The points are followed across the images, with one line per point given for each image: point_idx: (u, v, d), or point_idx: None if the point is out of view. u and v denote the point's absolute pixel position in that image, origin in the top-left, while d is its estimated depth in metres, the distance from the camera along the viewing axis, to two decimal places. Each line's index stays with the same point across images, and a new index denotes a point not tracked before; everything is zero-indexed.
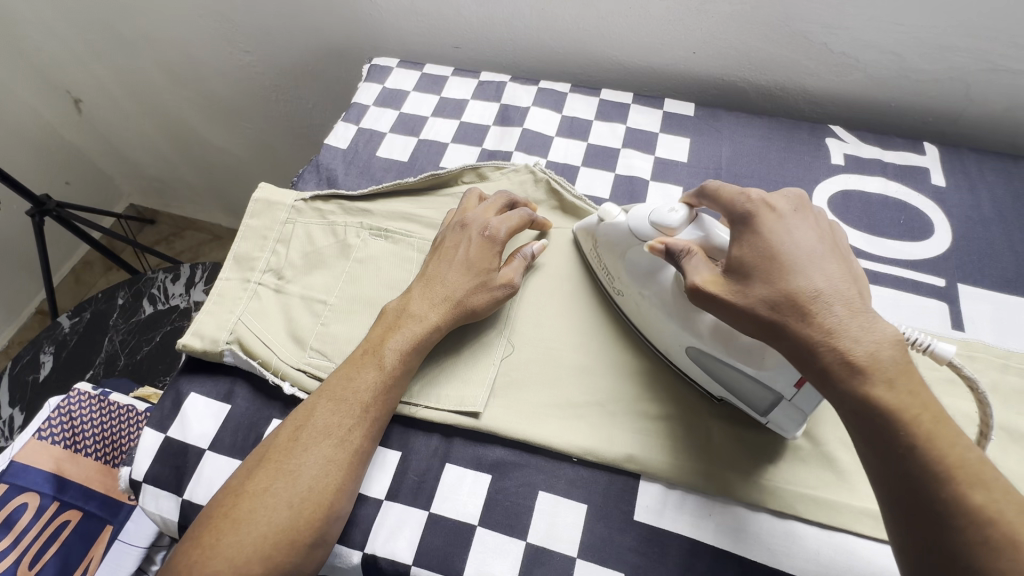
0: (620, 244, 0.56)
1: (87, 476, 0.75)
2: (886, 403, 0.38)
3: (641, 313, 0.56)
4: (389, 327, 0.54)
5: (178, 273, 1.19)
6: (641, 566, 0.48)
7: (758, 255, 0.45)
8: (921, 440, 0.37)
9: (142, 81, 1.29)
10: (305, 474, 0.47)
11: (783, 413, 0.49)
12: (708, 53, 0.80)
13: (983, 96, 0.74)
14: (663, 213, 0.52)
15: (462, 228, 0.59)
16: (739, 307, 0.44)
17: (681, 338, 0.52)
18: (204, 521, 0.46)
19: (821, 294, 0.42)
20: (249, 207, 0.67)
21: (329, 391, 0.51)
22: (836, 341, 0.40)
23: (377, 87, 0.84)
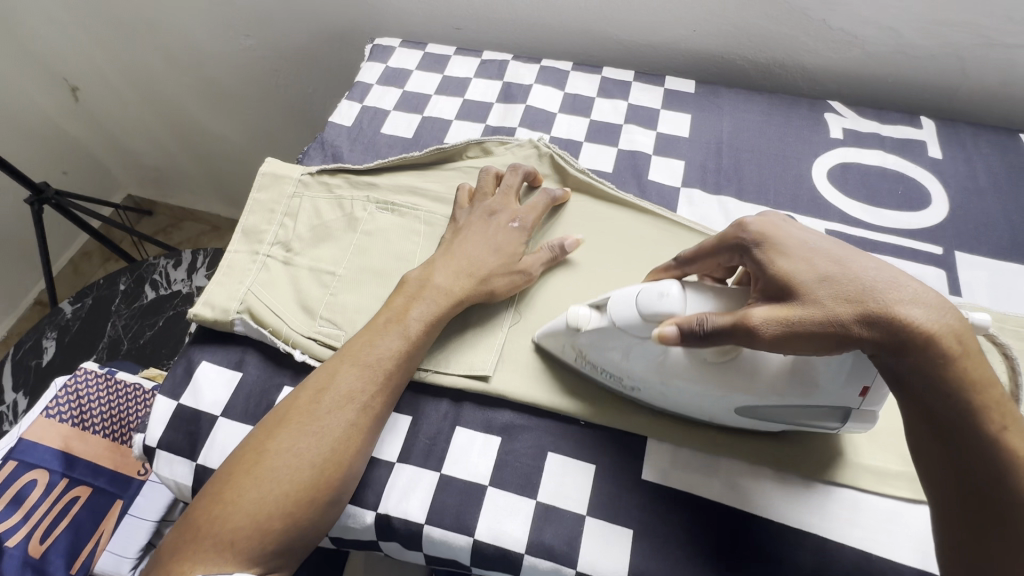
0: (614, 344, 0.49)
1: (96, 453, 0.75)
2: (981, 384, 0.36)
3: (672, 397, 0.50)
4: (411, 297, 0.55)
5: (179, 258, 1.19)
6: (649, 522, 0.49)
7: (804, 259, 0.40)
8: (1008, 423, 0.36)
9: (141, 68, 1.28)
10: (330, 436, 0.48)
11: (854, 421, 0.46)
12: (708, 31, 0.81)
13: (978, 71, 0.75)
14: (651, 298, 0.44)
15: (489, 214, 0.60)
16: (820, 318, 0.38)
17: (728, 402, 0.47)
18: (223, 475, 0.47)
19: (886, 279, 0.38)
20: (256, 181, 0.67)
21: (352, 354, 0.51)
22: (927, 315, 0.36)
23: (380, 66, 0.84)
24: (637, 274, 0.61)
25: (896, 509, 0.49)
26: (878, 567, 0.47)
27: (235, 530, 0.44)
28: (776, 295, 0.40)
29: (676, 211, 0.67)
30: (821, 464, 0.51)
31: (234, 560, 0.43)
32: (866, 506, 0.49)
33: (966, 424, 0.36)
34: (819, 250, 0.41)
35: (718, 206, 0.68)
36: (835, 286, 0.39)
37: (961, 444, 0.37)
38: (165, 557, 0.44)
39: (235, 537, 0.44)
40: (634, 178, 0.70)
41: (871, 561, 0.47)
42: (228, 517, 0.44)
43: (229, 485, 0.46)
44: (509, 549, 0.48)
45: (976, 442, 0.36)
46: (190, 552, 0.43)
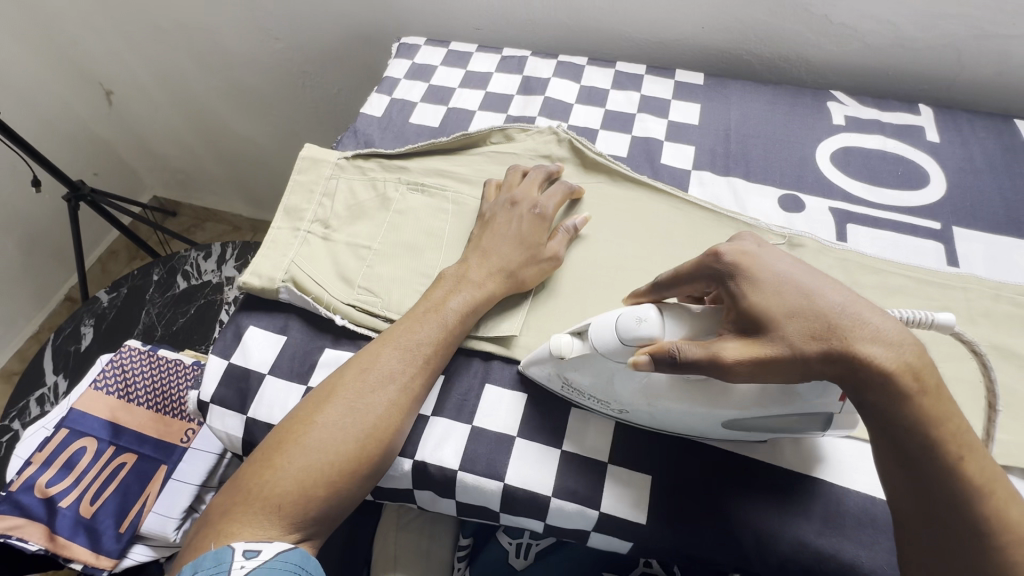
0: (597, 372, 0.49)
1: (142, 423, 0.80)
2: (939, 415, 0.37)
3: (658, 415, 0.51)
4: (450, 289, 0.58)
5: (209, 251, 1.24)
6: (668, 468, 0.53)
7: (773, 294, 0.41)
8: (967, 455, 0.38)
9: (175, 73, 1.35)
10: (372, 413, 0.50)
11: (841, 422, 0.48)
12: (715, 28, 0.86)
13: (974, 62, 0.79)
14: (629, 323, 0.45)
15: (512, 206, 0.63)
16: (787, 358, 0.39)
17: (713, 417, 0.48)
18: (273, 443, 0.49)
19: (847, 308, 0.39)
20: (295, 164, 0.72)
21: (394, 339, 0.54)
22: (884, 352, 0.37)
23: (407, 63, 0.90)
24: (652, 248, 0.65)
25: None
26: (882, 509, 0.50)
27: (284, 493, 0.46)
28: (746, 327, 0.41)
29: (688, 191, 0.72)
30: None
31: (278, 524, 0.46)
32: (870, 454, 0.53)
33: (926, 455, 0.38)
34: (790, 283, 0.41)
35: (727, 186, 0.72)
36: (804, 321, 0.39)
37: (922, 468, 0.38)
38: (213, 518, 0.47)
39: (281, 501, 0.46)
40: (647, 161, 0.75)
41: (874, 503, 0.51)
42: (277, 484, 0.46)
43: (277, 452, 0.48)
44: (537, 493, 0.52)
45: (937, 473, 0.38)
46: (239, 513, 0.46)
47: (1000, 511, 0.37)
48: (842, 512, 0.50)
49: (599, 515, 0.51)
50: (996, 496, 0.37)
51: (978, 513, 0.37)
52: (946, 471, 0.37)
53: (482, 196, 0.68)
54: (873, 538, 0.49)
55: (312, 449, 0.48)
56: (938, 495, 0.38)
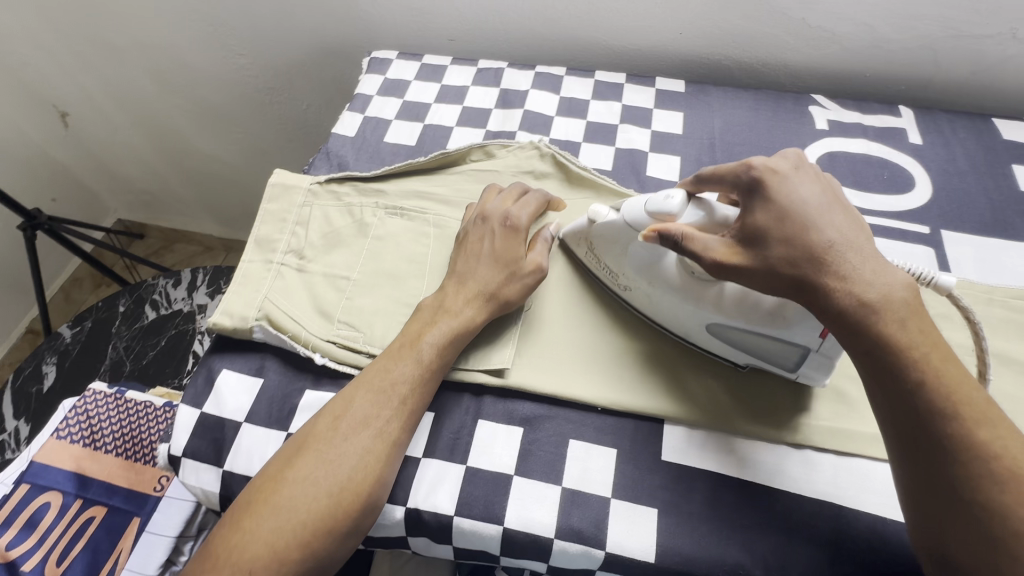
0: (619, 240, 0.57)
1: (110, 473, 0.74)
2: (899, 340, 0.40)
3: (654, 301, 0.57)
4: (426, 323, 0.55)
5: (178, 278, 1.19)
6: (672, 500, 0.51)
7: (772, 213, 0.45)
8: (933, 378, 0.39)
9: (134, 91, 1.28)
10: (347, 464, 0.47)
11: (813, 364, 0.51)
12: (693, 34, 0.84)
13: (950, 62, 0.79)
14: (658, 201, 0.52)
15: (484, 221, 0.60)
16: (761, 270, 0.45)
17: (701, 315, 0.53)
18: (242, 503, 0.46)
19: (833, 245, 0.43)
20: (265, 192, 0.68)
21: (366, 381, 0.51)
22: (845, 283, 0.42)
23: (379, 78, 0.86)
24: None
25: None
26: (894, 531, 0.49)
27: (253, 559, 0.43)
28: (741, 238, 0.46)
29: None
30: (831, 435, 0.53)
31: None
32: (878, 473, 0.51)
33: (889, 382, 0.40)
34: (796, 212, 0.45)
35: None
36: (790, 249, 0.44)
37: (892, 391, 0.40)
38: None
39: (252, 567, 0.43)
40: (633, 174, 0.73)
41: (885, 524, 0.49)
42: (246, 548, 0.43)
43: (246, 514, 0.45)
44: (539, 535, 0.49)
45: (902, 400, 0.40)
46: None
47: (967, 434, 0.38)
48: (854, 538, 0.49)
49: (605, 555, 0.49)
50: (966, 420, 0.38)
51: (945, 437, 0.38)
52: (913, 394, 0.39)
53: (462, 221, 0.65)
54: (888, 564, 0.47)
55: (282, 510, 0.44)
56: (906, 422, 0.40)
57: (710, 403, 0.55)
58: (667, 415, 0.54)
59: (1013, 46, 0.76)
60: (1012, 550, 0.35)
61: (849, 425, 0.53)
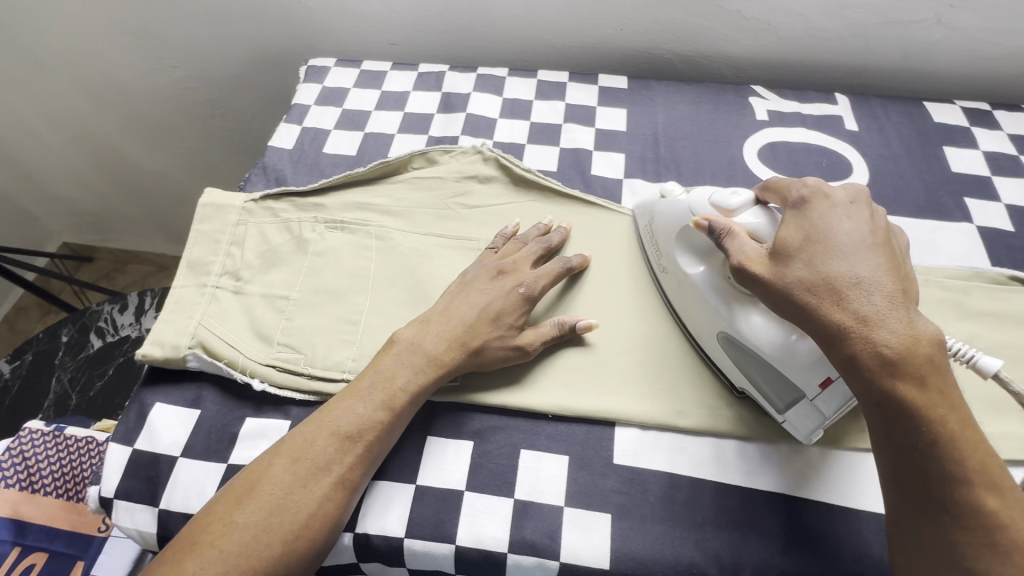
0: (674, 222, 0.57)
1: (51, 515, 0.70)
2: (915, 395, 0.38)
3: (682, 292, 0.56)
4: (399, 361, 0.52)
5: (125, 302, 1.15)
6: (626, 504, 0.50)
7: (803, 234, 0.45)
8: (950, 441, 0.37)
9: (67, 109, 1.20)
10: (302, 512, 0.45)
11: (802, 414, 0.49)
12: (633, 29, 0.84)
13: (882, 49, 0.81)
14: (723, 197, 0.53)
15: (499, 276, 0.57)
16: (773, 289, 0.44)
17: (715, 321, 0.52)
18: (184, 546, 0.43)
19: (860, 281, 0.41)
20: (196, 213, 0.65)
21: (333, 422, 0.49)
22: (864, 321, 0.39)
23: (317, 87, 0.84)
24: (593, 274, 0.62)
25: (847, 458, 0.52)
26: (842, 517, 0.49)
27: None
28: (768, 253, 0.46)
29: (621, 202, 0.69)
30: (778, 425, 0.53)
31: None
32: (824, 460, 0.52)
33: (899, 433, 0.39)
34: (829, 240, 0.44)
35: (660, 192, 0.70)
36: (811, 276, 0.42)
37: (899, 444, 0.39)
38: None
39: None
40: (578, 174, 0.72)
41: (832, 511, 0.50)
42: None
43: (190, 558, 0.42)
44: (492, 551, 0.48)
45: (911, 452, 0.38)
46: None
47: (971, 498, 0.37)
48: (803, 526, 0.49)
49: (559, 565, 0.48)
50: (975, 486, 0.37)
51: (949, 495, 0.37)
52: (919, 450, 0.38)
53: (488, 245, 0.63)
54: (836, 550, 0.48)
55: (231, 557, 0.42)
56: (907, 472, 0.39)
57: (655, 404, 0.54)
58: (616, 417, 0.54)
59: (939, 30, 0.77)
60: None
61: None
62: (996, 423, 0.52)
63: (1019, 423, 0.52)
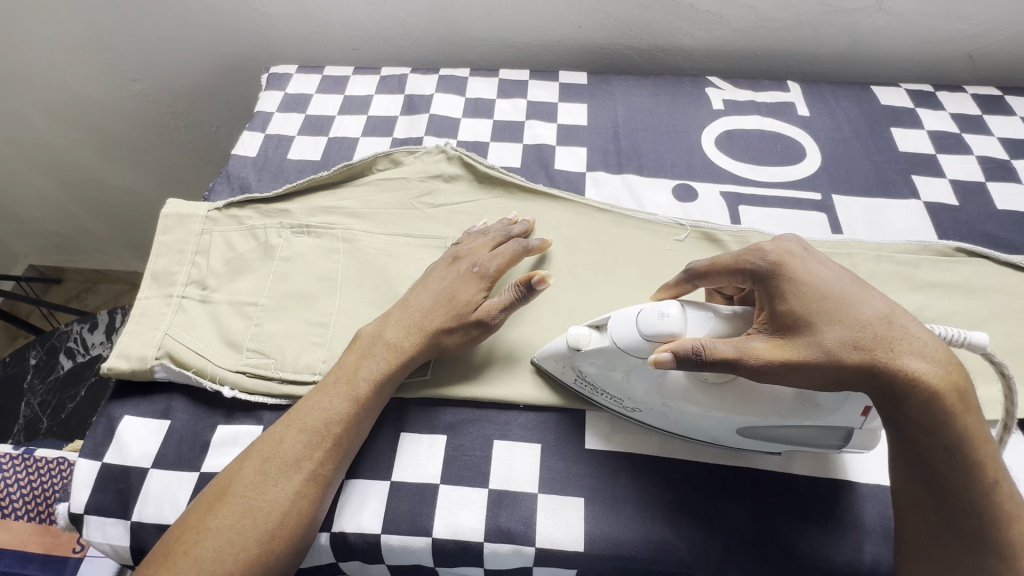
0: (616, 367, 0.48)
1: (24, 539, 0.69)
2: (975, 424, 0.38)
3: (674, 416, 0.50)
4: (363, 354, 0.53)
5: (95, 321, 1.13)
6: (598, 487, 0.52)
7: (809, 296, 0.41)
8: (995, 476, 0.38)
9: (25, 130, 1.17)
10: (275, 509, 0.45)
11: (858, 442, 0.47)
12: (591, 26, 0.86)
13: (829, 37, 0.84)
14: (652, 319, 0.45)
15: (454, 262, 0.58)
16: (822, 360, 0.39)
17: (729, 424, 0.48)
18: (159, 554, 0.43)
19: (891, 319, 0.39)
20: (159, 224, 0.65)
21: (299, 419, 0.49)
22: (926, 366, 0.37)
23: (279, 94, 0.84)
24: (559, 266, 0.63)
25: None
26: (806, 486, 0.51)
27: None
28: (779, 331, 0.41)
29: (585, 195, 0.71)
30: None
31: None
32: None
33: (959, 479, 0.38)
34: (834, 291, 0.41)
35: (622, 184, 0.72)
36: (850, 331, 0.39)
37: (966, 485, 0.38)
38: None
39: None
40: (542, 169, 0.73)
41: (797, 479, 0.51)
42: None
43: (166, 566, 0.42)
44: (468, 541, 0.49)
45: (967, 495, 0.38)
46: None
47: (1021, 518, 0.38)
48: (770, 497, 0.51)
49: (535, 550, 0.49)
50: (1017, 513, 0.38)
51: (1006, 533, 0.38)
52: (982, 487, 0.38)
53: (430, 268, 0.60)
54: (802, 518, 0.50)
55: (205, 560, 0.42)
56: (971, 513, 0.38)
57: None
58: (585, 404, 0.55)
59: (881, 17, 0.81)
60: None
61: None
62: None
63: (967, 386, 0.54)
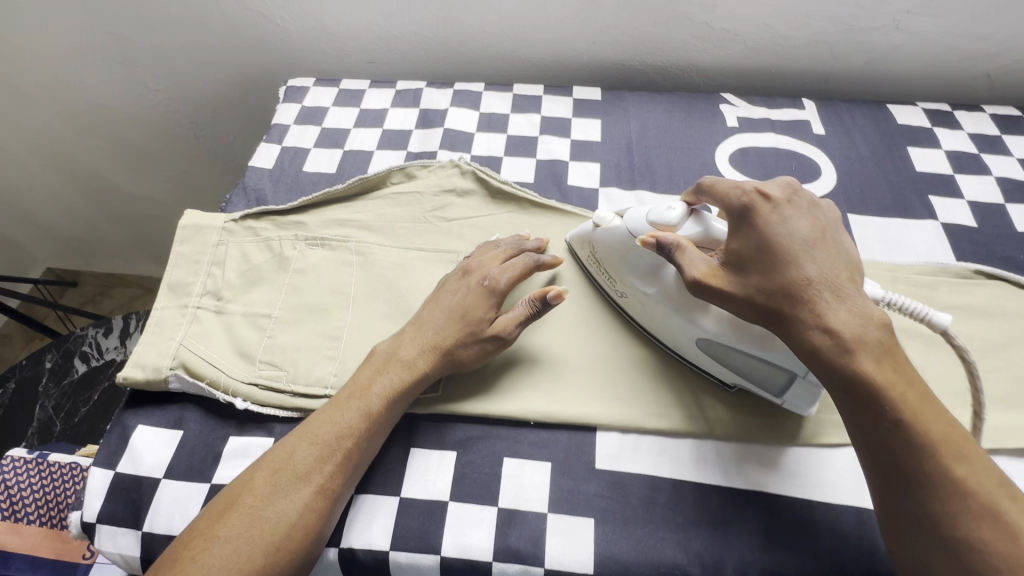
0: (619, 246, 0.57)
1: (35, 544, 0.70)
2: (878, 378, 0.40)
3: (648, 311, 0.57)
4: (376, 370, 0.53)
5: (110, 326, 1.14)
6: (608, 508, 0.51)
7: (751, 242, 0.46)
8: (913, 417, 0.39)
9: (49, 137, 1.20)
10: (283, 523, 0.45)
11: (799, 393, 0.50)
12: (605, 43, 0.86)
13: (845, 55, 0.84)
14: (660, 212, 0.53)
15: (465, 276, 0.58)
16: (738, 298, 0.46)
17: (688, 332, 0.53)
18: (166, 564, 0.43)
19: (811, 281, 0.43)
20: (176, 235, 0.66)
21: (310, 432, 0.49)
22: (821, 321, 0.42)
23: (296, 107, 0.85)
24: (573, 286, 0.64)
25: (825, 456, 0.53)
26: (821, 512, 0.50)
27: None
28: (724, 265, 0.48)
29: (598, 210, 0.71)
30: (759, 427, 0.54)
31: None
32: (803, 458, 0.53)
33: (863, 417, 0.41)
34: (774, 243, 0.45)
35: (634, 199, 0.72)
36: (766, 279, 0.44)
37: (873, 427, 0.40)
38: None
39: None
40: (554, 185, 0.74)
41: (813, 505, 0.50)
42: None
43: None
44: (477, 560, 0.49)
45: (879, 435, 0.40)
46: None
47: (946, 471, 0.38)
48: (784, 523, 0.50)
49: (544, 571, 0.48)
50: (945, 457, 0.38)
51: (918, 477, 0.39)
52: (892, 431, 0.40)
53: (443, 280, 0.60)
54: (817, 545, 0.49)
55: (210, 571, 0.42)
56: (884, 455, 0.40)
57: (635, 407, 0.55)
58: (596, 422, 0.55)
59: (898, 36, 0.80)
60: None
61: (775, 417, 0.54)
62: (965, 413, 0.53)
63: (987, 413, 0.53)
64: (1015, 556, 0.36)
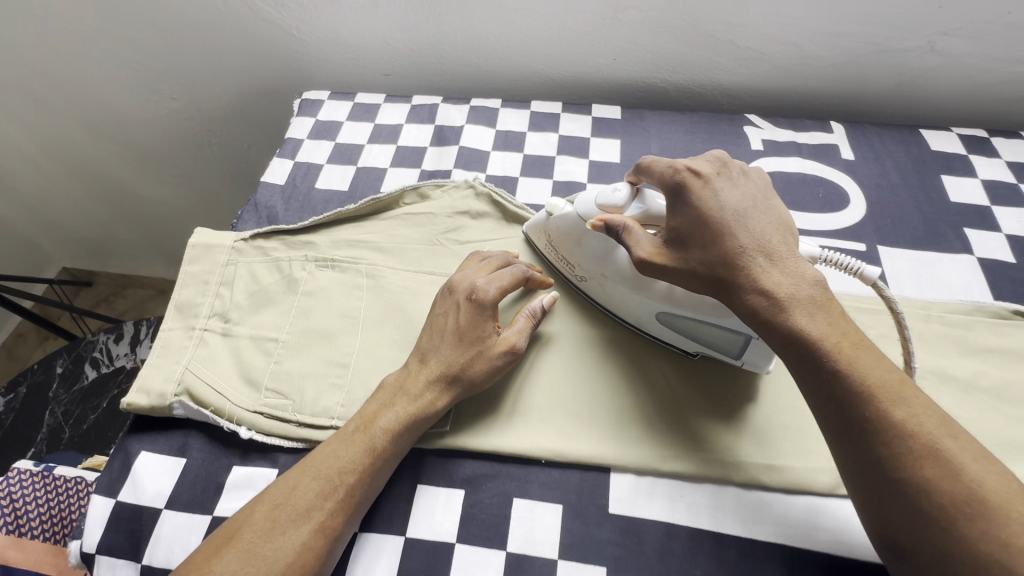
0: (573, 231, 0.59)
1: (38, 559, 0.68)
2: (810, 330, 0.42)
3: (607, 291, 0.59)
4: (382, 403, 0.51)
5: (121, 332, 1.14)
6: (621, 557, 0.49)
7: (689, 215, 0.48)
8: (847, 364, 0.40)
9: (65, 142, 1.20)
10: (280, 562, 0.43)
11: (755, 355, 0.53)
12: (626, 60, 0.84)
13: (877, 76, 0.80)
14: (607, 195, 0.55)
15: (450, 294, 0.56)
16: (683, 272, 0.47)
17: (649, 306, 0.56)
18: None
19: (744, 248, 0.45)
20: (186, 253, 0.65)
21: (314, 466, 0.48)
22: (755, 283, 0.44)
23: (310, 120, 0.84)
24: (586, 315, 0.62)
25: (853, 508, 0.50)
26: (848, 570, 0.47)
27: None
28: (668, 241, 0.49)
29: None
30: (781, 474, 0.51)
31: None
32: (829, 508, 0.50)
33: (805, 372, 0.42)
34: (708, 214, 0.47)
35: None
36: (704, 250, 0.46)
37: (814, 382, 0.41)
38: None
39: None
40: None
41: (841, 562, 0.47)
42: None
43: None
44: None
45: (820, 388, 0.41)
46: None
47: (883, 413, 0.38)
48: None
49: None
50: (881, 401, 0.39)
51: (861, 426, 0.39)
52: (831, 382, 0.40)
53: (434, 303, 0.58)
54: None
55: None
56: (830, 409, 0.41)
57: (650, 447, 0.53)
58: (610, 463, 0.52)
59: (933, 58, 0.77)
60: (944, 521, 0.35)
61: (799, 464, 0.52)
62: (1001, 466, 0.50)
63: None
64: (960, 489, 0.35)
